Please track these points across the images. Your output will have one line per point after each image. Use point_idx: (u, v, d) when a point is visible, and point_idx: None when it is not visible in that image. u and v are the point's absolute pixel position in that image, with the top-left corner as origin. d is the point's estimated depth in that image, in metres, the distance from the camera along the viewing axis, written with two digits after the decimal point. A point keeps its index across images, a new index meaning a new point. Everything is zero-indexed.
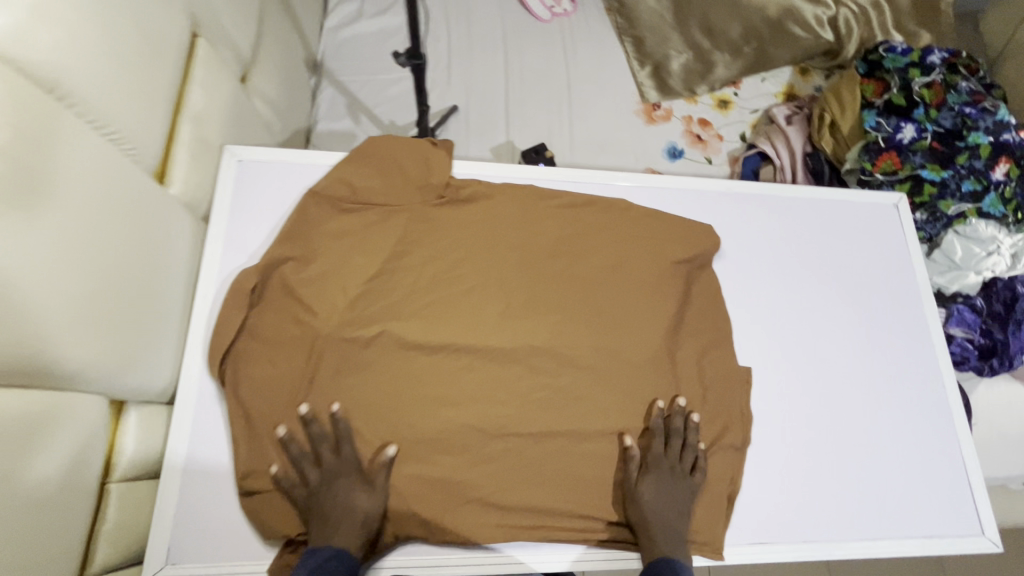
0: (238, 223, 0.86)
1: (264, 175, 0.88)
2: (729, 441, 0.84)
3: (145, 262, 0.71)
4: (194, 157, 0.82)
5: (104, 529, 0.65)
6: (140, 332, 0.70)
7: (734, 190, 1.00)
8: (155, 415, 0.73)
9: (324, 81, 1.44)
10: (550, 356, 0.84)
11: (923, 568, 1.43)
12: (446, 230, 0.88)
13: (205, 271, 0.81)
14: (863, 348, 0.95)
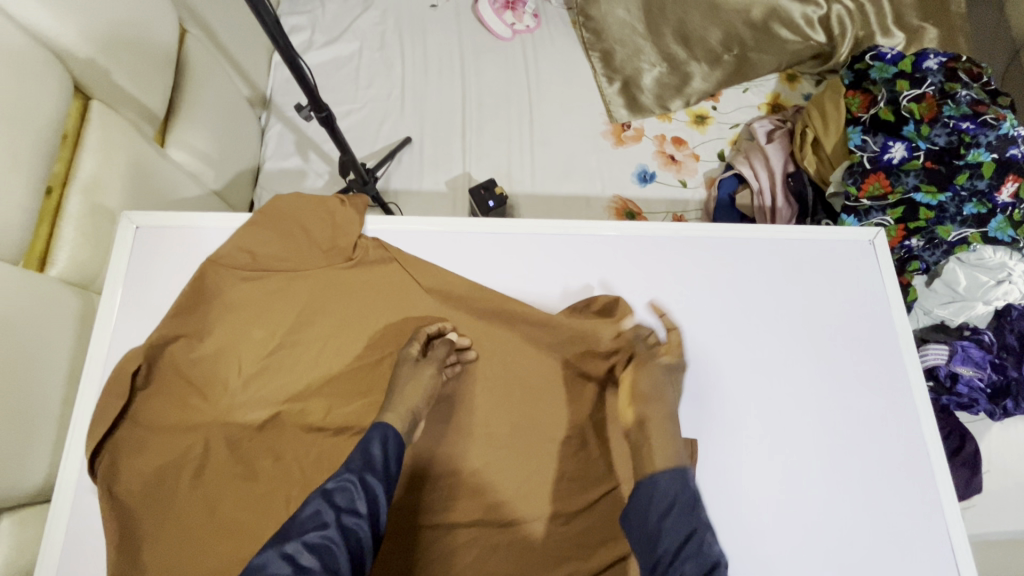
0: (130, 296, 0.79)
1: (158, 242, 0.82)
2: None
3: (19, 356, 0.67)
4: (84, 231, 0.79)
5: None
6: (16, 432, 0.66)
7: (682, 234, 0.89)
8: (33, 518, 0.70)
9: (272, 118, 1.40)
10: (469, 435, 0.78)
11: None
12: (353, 294, 0.80)
13: (92, 350, 0.75)
14: (832, 411, 0.83)
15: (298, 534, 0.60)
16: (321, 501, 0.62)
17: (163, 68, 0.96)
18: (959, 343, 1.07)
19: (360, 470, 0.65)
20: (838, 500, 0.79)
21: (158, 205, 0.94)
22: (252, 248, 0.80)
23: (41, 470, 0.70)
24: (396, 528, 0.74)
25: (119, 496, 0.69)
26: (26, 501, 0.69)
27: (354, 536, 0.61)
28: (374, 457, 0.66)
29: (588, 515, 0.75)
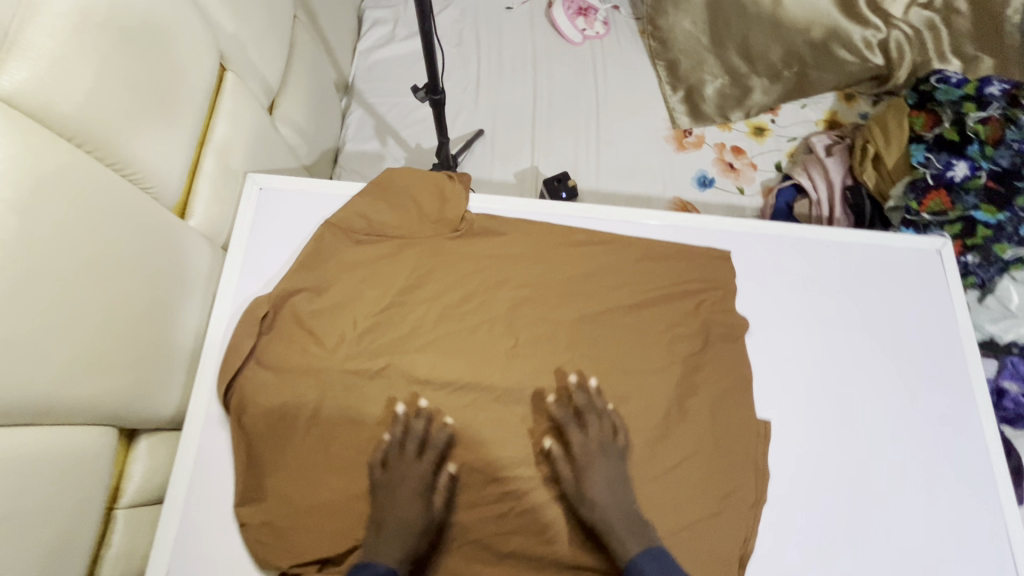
0: (253, 251, 0.85)
1: (281, 204, 0.88)
2: (740, 498, 0.79)
3: (166, 294, 0.74)
4: (215, 189, 0.84)
5: (110, 553, 0.67)
6: (158, 361, 0.73)
7: (759, 231, 0.95)
8: (163, 442, 0.76)
9: (354, 103, 1.47)
10: (562, 399, 0.81)
11: None
12: (458, 263, 0.87)
13: (222, 297, 0.82)
14: (895, 407, 0.88)
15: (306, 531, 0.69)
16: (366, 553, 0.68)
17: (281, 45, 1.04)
18: (1009, 359, 1.14)
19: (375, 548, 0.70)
20: (901, 491, 0.83)
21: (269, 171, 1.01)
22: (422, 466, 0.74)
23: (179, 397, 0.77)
24: (489, 483, 0.77)
25: (246, 427, 0.75)
26: (159, 425, 0.76)
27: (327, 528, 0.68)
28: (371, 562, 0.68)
29: (668, 483, 0.80)
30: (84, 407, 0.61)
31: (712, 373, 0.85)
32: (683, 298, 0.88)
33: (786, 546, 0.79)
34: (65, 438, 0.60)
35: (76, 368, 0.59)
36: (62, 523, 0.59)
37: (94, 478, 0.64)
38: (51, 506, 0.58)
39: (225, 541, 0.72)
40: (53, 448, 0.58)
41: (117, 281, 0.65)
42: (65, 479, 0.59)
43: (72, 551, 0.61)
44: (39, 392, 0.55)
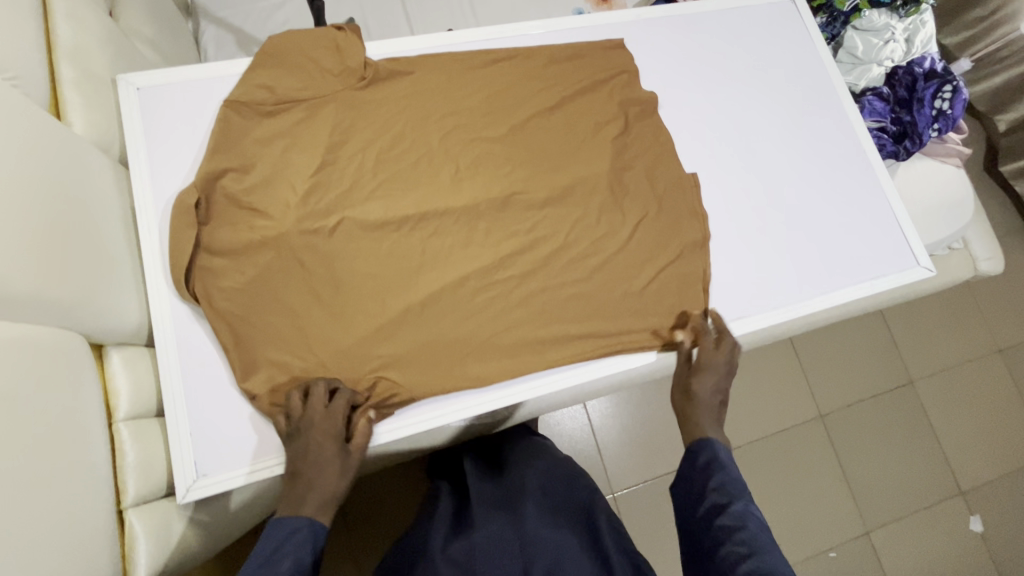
0: (157, 152, 0.79)
1: (167, 99, 0.81)
2: (691, 240, 0.90)
3: (85, 200, 0.67)
4: (89, 92, 0.73)
5: (128, 464, 0.64)
6: (103, 269, 0.67)
7: (643, 16, 1.01)
8: (138, 357, 0.71)
9: (201, 22, 1.33)
10: (517, 203, 0.86)
11: (873, 348, 1.69)
12: (377, 109, 0.86)
13: (142, 202, 0.76)
14: (790, 135, 1.01)
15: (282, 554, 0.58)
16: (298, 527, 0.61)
17: None
18: (865, 99, 1.28)
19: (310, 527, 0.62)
20: (810, 200, 0.98)
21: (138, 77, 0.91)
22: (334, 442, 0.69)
23: (139, 309, 0.72)
24: (476, 293, 0.81)
25: (220, 309, 0.73)
26: (126, 340, 0.71)
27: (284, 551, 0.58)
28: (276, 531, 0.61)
29: (628, 248, 0.88)
30: (47, 305, 0.56)
31: (637, 147, 0.93)
32: (595, 90, 0.94)
33: (735, 267, 0.92)
34: (51, 335, 0.57)
35: (34, 263, 0.55)
36: (67, 422, 0.57)
37: (79, 381, 0.60)
38: (56, 401, 0.56)
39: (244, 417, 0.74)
40: (36, 347, 0.54)
41: (36, 175, 0.59)
42: (58, 376, 0.57)
43: (91, 451, 0.59)
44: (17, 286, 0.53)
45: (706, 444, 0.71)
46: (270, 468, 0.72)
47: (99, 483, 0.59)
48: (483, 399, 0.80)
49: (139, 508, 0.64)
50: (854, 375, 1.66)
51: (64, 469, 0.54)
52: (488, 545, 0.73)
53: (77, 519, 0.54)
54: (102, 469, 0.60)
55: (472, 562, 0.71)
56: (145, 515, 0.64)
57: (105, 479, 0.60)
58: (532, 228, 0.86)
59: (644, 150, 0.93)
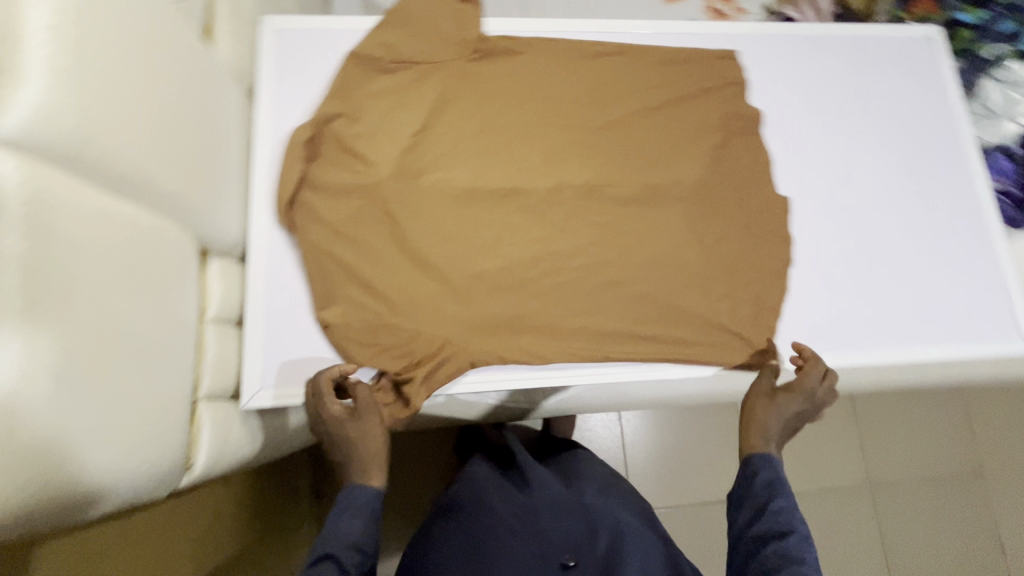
0: (283, 90, 0.86)
1: (301, 44, 0.88)
2: (770, 264, 0.88)
3: (215, 119, 0.73)
4: (240, 27, 0.81)
5: (207, 362, 0.71)
6: (217, 184, 0.73)
7: (763, 32, 0.99)
8: (234, 271, 0.78)
9: None
10: (598, 196, 0.88)
11: (939, 425, 1.60)
12: (482, 83, 0.89)
13: (261, 132, 0.83)
14: (899, 177, 0.96)
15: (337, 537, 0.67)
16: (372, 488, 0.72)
17: None
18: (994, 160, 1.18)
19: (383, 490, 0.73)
20: (909, 248, 0.93)
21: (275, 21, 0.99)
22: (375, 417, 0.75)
23: (242, 227, 0.79)
24: (542, 273, 0.83)
25: (312, 241, 0.79)
26: (227, 253, 0.77)
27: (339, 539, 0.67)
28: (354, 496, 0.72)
29: (704, 261, 0.87)
30: (165, 203, 0.61)
31: (733, 161, 0.91)
32: (699, 97, 0.93)
33: (813, 302, 0.89)
34: (162, 230, 0.61)
35: (161, 162, 0.60)
36: (167, 312, 0.61)
37: (187, 277, 0.66)
38: (159, 291, 0.60)
39: (312, 343, 0.79)
40: (151, 237, 0.59)
41: (179, 85, 0.64)
42: (163, 269, 0.61)
43: (180, 344, 0.63)
44: (141, 176, 0.57)
45: (759, 462, 0.74)
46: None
47: (182, 374, 0.64)
48: (540, 375, 0.82)
49: (210, 402, 0.71)
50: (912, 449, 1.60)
51: (155, 354, 0.58)
52: (546, 503, 0.83)
53: (159, 396, 0.59)
54: (187, 363, 0.65)
55: (536, 515, 0.80)
56: (211, 411, 0.70)
57: (188, 373, 0.65)
58: (611, 221, 0.86)
59: (742, 165, 0.91)
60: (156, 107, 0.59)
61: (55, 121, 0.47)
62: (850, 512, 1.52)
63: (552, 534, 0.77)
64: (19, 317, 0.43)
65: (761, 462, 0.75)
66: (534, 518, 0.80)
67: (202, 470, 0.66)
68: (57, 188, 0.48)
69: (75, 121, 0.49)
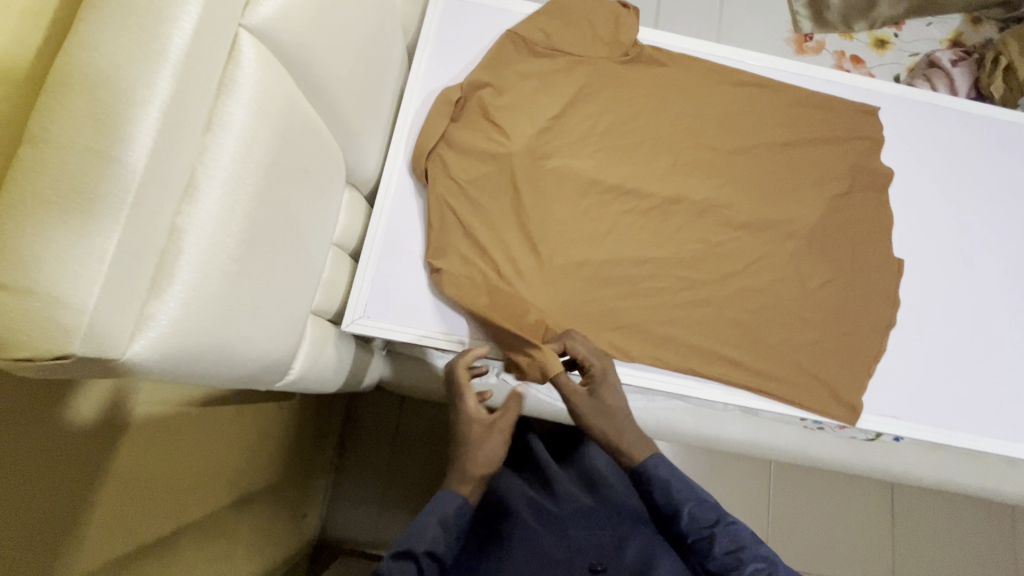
0: (439, 52, 0.92)
1: (463, 13, 0.94)
2: (872, 322, 0.86)
3: (382, 59, 0.79)
4: None
5: (325, 279, 0.75)
6: (370, 118, 0.79)
7: (908, 96, 0.99)
8: (359, 204, 0.83)
9: None
10: (715, 215, 0.88)
11: (966, 540, 1.60)
12: (624, 85, 0.92)
13: (412, 85, 0.89)
14: (1017, 268, 0.94)
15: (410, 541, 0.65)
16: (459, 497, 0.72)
17: None
18: None
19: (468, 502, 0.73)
20: (1012, 340, 0.91)
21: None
22: (501, 425, 0.76)
23: (376, 165, 0.84)
24: (646, 276, 0.85)
25: (441, 193, 0.83)
26: (358, 186, 0.83)
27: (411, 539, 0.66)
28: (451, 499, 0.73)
29: (807, 302, 0.86)
30: (331, 116, 0.67)
31: (854, 212, 0.90)
32: (832, 143, 0.93)
33: (906, 368, 0.88)
34: (327, 142, 0.66)
35: (340, 81, 0.65)
36: (312, 217, 0.66)
37: (331, 196, 0.71)
38: (313, 194, 0.65)
39: (417, 288, 0.84)
40: (320, 143, 0.64)
41: (365, 18, 0.69)
42: (321, 177, 0.66)
43: (314, 251, 0.68)
44: (322, 87, 0.62)
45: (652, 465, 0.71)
46: (418, 335, 0.82)
47: (309, 277, 0.68)
48: (639, 373, 0.83)
49: (316, 316, 0.75)
50: (938, 553, 1.59)
51: (296, 249, 0.63)
52: (574, 514, 0.82)
53: (292, 294, 0.63)
54: (314, 270, 0.69)
55: (564, 526, 0.80)
56: (315, 323, 0.75)
57: (313, 280, 0.70)
58: (722, 243, 0.87)
59: (862, 219, 0.90)
60: (347, 31, 0.64)
61: (287, 21, 0.53)
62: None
63: (578, 544, 0.77)
64: (227, 180, 0.48)
65: (652, 482, 0.70)
66: (561, 529, 0.79)
67: (300, 373, 0.71)
68: (275, 79, 0.53)
69: (299, 26, 0.54)
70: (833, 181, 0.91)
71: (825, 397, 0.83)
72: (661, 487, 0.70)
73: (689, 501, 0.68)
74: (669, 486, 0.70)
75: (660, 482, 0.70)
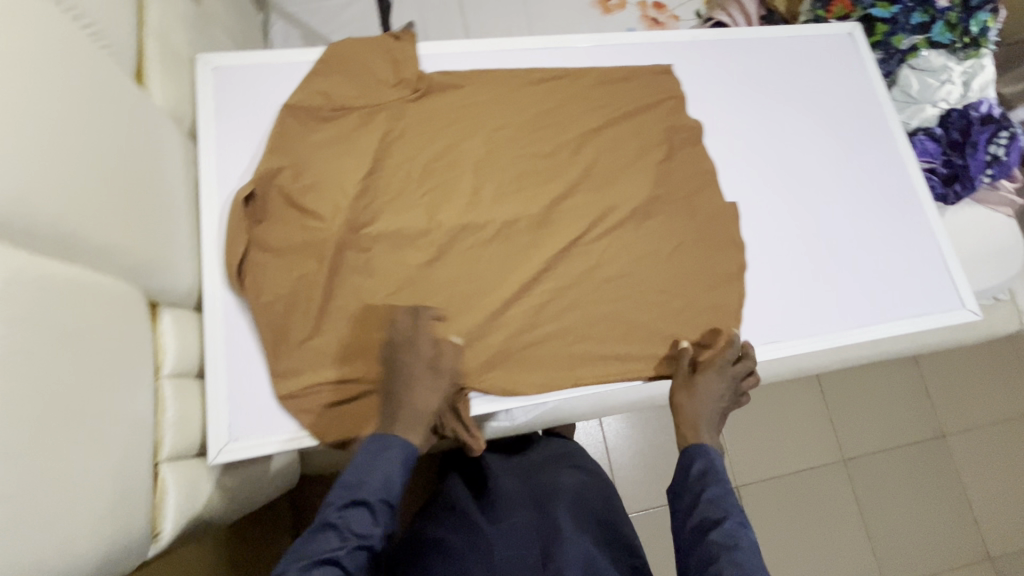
0: (223, 136, 0.85)
1: (240, 82, 0.88)
2: (727, 276, 0.90)
3: (153, 169, 0.72)
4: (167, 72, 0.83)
5: (167, 418, 0.67)
6: (163, 235, 0.72)
7: (698, 38, 1.04)
8: (188, 322, 0.75)
9: (272, 16, 1.43)
10: (553, 222, 0.87)
11: (891, 399, 1.77)
12: (426, 121, 0.89)
13: (205, 179, 0.82)
14: (836, 162, 1.01)
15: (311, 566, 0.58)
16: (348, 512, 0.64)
17: None
18: (916, 140, 1.39)
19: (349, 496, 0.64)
20: (852, 228, 0.98)
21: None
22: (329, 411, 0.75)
23: (192, 279, 0.77)
24: (508, 307, 0.83)
25: (267, 303, 0.78)
26: (179, 302, 0.75)
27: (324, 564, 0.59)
28: (386, 449, 0.69)
29: (666, 271, 0.88)
30: (104, 256, 0.60)
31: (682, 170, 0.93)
32: (642, 111, 0.94)
33: (768, 293, 0.92)
34: (101, 285, 0.59)
35: (96, 219, 0.58)
36: (114, 368, 0.59)
37: (133, 337, 0.63)
38: (102, 347, 0.58)
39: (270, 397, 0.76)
40: (87, 293, 0.57)
41: (108, 137, 0.62)
42: (103, 325, 0.58)
43: (132, 401, 0.61)
44: (68, 237, 0.54)
45: (698, 448, 0.72)
46: (288, 441, 0.76)
47: (140, 431, 0.61)
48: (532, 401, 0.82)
49: (173, 462, 0.67)
50: (871, 421, 1.75)
51: (100, 413, 0.55)
52: (504, 536, 0.76)
53: (116, 462, 0.56)
54: (143, 418, 0.62)
55: (487, 545, 0.75)
56: (177, 470, 0.67)
57: (145, 429, 0.63)
58: (570, 245, 0.87)
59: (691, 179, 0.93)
60: (80, 156, 0.57)
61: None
62: (819, 485, 1.67)
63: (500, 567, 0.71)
64: None
65: (697, 462, 0.71)
66: (487, 552, 0.74)
67: (170, 535, 0.64)
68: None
69: (7, 179, 0.47)
70: (652, 150, 0.93)
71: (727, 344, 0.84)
72: (709, 472, 0.69)
73: (719, 488, 0.67)
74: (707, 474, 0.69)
75: (704, 474, 0.69)
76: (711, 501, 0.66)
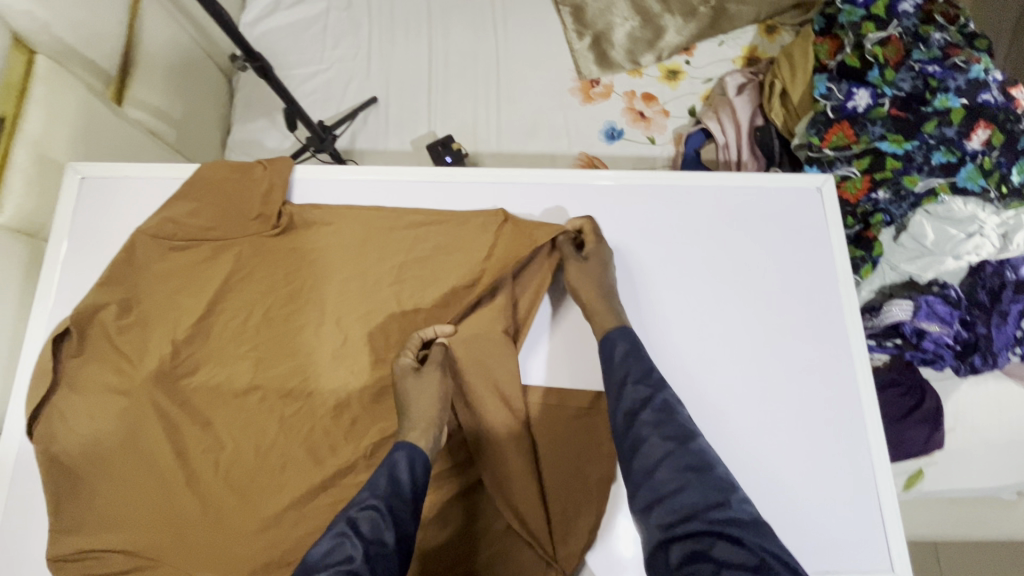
0: (71, 253, 0.82)
1: (104, 196, 0.84)
2: (582, 487, 0.77)
3: None
4: (31, 186, 0.83)
5: None
6: None
7: (623, 181, 0.87)
8: None
9: (241, 79, 1.37)
10: (391, 396, 0.79)
11: None
12: (275, 263, 0.81)
13: (39, 301, 0.79)
14: (767, 358, 0.82)
15: (324, 567, 0.59)
16: (345, 533, 0.61)
17: (111, 28, 0.99)
18: (924, 298, 1.07)
19: (387, 497, 0.65)
20: (771, 446, 0.79)
21: (113, 155, 0.95)
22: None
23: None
24: (316, 489, 0.74)
25: (55, 455, 0.72)
26: None
27: (368, 521, 0.62)
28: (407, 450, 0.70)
29: (510, 474, 0.77)
30: None
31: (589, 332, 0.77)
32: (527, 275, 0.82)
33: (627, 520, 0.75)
34: None
35: None
36: None
37: None
38: None
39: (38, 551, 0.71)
40: None
41: None
42: None
43: None
44: None
45: (614, 335, 0.74)
46: None
47: None
48: None
49: None
50: None
51: None
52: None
53: None
54: None
55: None
56: None
57: None
58: (417, 342, 0.78)
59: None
60: None
61: None
62: None
63: None
64: None
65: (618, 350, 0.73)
66: None
67: None
68: None
69: None
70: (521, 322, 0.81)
71: (587, 521, 0.75)
72: (627, 354, 0.73)
73: (671, 405, 0.69)
74: (628, 354, 0.73)
75: (644, 372, 0.71)
76: (662, 425, 0.67)
